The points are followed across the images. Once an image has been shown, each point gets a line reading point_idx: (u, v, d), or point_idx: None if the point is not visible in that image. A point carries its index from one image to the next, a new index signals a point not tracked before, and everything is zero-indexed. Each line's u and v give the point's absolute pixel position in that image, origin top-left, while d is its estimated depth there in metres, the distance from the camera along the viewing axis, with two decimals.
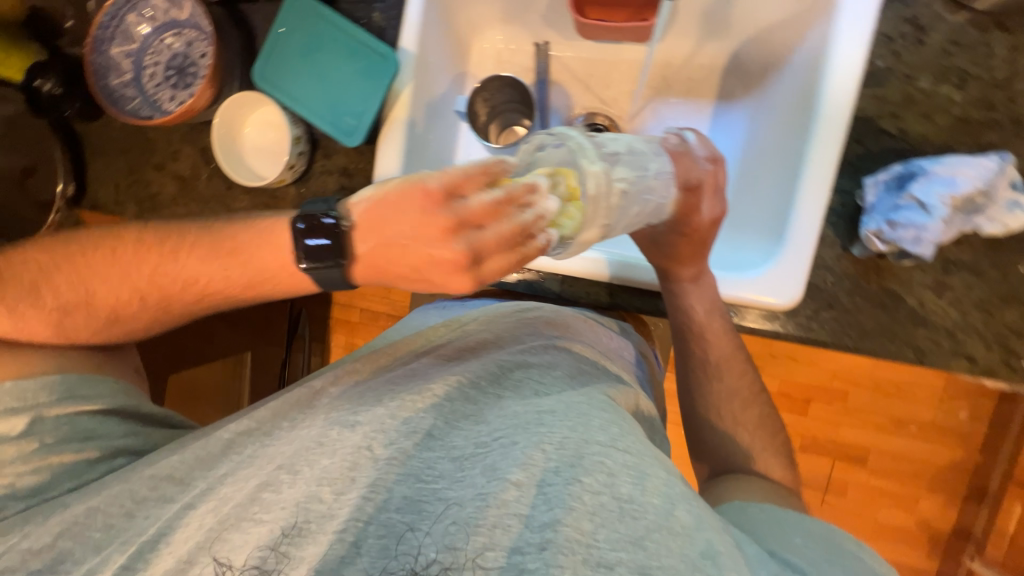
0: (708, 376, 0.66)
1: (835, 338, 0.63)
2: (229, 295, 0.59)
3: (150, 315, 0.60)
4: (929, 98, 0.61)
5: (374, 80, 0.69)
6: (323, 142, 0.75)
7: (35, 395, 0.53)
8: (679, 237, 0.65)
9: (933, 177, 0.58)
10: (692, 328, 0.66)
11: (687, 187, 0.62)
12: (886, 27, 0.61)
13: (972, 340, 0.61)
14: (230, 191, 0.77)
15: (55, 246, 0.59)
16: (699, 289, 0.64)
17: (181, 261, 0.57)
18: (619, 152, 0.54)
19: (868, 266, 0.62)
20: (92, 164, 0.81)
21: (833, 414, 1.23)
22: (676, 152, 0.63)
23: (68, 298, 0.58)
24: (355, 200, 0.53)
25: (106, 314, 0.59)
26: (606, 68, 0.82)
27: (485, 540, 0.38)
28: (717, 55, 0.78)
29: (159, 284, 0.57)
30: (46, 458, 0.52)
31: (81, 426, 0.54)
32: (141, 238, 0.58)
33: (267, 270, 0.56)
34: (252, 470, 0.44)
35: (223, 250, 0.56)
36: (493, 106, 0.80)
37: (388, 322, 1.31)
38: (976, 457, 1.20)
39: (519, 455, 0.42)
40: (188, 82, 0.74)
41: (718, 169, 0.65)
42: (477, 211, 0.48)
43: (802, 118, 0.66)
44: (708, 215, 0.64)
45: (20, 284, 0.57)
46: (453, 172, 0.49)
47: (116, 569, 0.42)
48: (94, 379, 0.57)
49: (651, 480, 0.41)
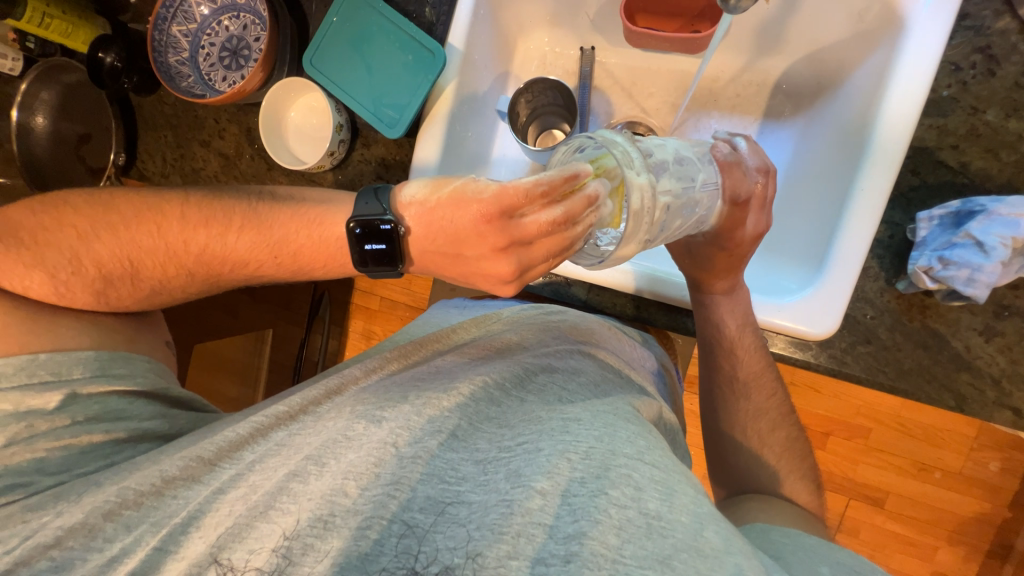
0: (735, 395, 0.64)
1: (870, 374, 0.60)
2: (270, 275, 0.63)
3: (191, 288, 0.64)
4: (996, 132, 0.58)
5: (420, 75, 0.70)
6: (364, 131, 0.76)
7: (70, 370, 0.53)
8: (718, 250, 0.62)
9: (994, 217, 0.55)
10: (722, 344, 0.64)
11: (736, 202, 0.59)
12: (955, 56, 0.59)
13: (1019, 390, 0.57)
14: (270, 172, 0.79)
15: (99, 216, 0.60)
16: (732, 301, 0.63)
17: (229, 242, 0.60)
18: (665, 161, 0.53)
19: (913, 303, 0.59)
20: (143, 136, 0.84)
21: (853, 451, 1.18)
22: (726, 163, 0.59)
23: (111, 268, 0.59)
24: (405, 201, 0.58)
25: (146, 285, 0.61)
26: (650, 78, 0.81)
27: (509, 548, 0.37)
28: (768, 72, 0.76)
29: (204, 262, 0.61)
30: (76, 436, 0.51)
31: (110, 406, 0.54)
32: (186, 215, 0.60)
33: (317, 255, 0.61)
34: (281, 459, 0.45)
35: (274, 237, 0.60)
36: (534, 108, 0.81)
37: (407, 313, 1.32)
38: (1005, 512, 1.14)
39: (544, 463, 0.42)
40: (241, 64, 0.76)
41: (770, 182, 0.62)
42: (532, 229, 0.52)
43: (855, 143, 0.63)
44: (752, 230, 0.62)
45: (63, 252, 0.58)
46: (515, 189, 0.51)
47: (149, 549, 0.42)
48: (128, 357, 0.58)
49: (678, 496, 0.40)
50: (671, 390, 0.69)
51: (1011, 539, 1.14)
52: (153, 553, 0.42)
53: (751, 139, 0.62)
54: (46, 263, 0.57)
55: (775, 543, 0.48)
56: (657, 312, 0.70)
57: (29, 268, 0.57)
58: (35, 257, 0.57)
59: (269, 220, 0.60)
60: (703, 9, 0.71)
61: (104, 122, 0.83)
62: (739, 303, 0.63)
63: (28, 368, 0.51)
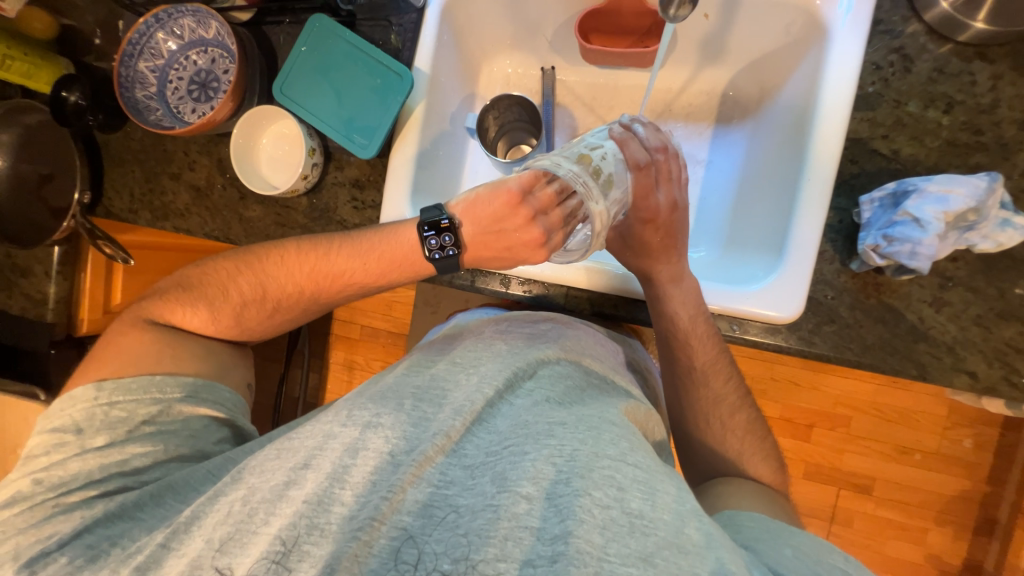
0: (695, 383, 0.65)
1: (837, 352, 0.63)
2: (371, 286, 0.65)
3: (308, 309, 0.66)
4: (919, 122, 0.64)
5: (390, 99, 0.72)
6: (336, 155, 0.77)
7: (171, 390, 0.56)
8: (642, 225, 0.65)
9: (926, 195, 0.59)
10: (677, 337, 0.64)
11: (640, 168, 0.64)
12: (875, 57, 0.65)
13: (973, 356, 0.61)
14: (243, 201, 0.79)
15: (232, 254, 0.65)
16: (681, 290, 0.64)
17: (332, 259, 0.63)
18: (612, 174, 0.62)
19: (867, 281, 0.63)
20: (108, 172, 0.83)
21: (835, 440, 1.22)
22: (621, 139, 0.64)
23: (246, 295, 0.63)
24: (454, 202, 0.64)
25: (271, 306, 0.64)
26: (609, 92, 0.86)
27: (497, 551, 0.38)
28: (715, 81, 0.82)
29: (318, 279, 0.64)
30: (157, 445, 0.53)
31: (191, 425, 0.55)
32: (297, 245, 0.64)
33: (403, 259, 0.63)
34: (279, 462, 0.44)
35: (364, 249, 0.63)
36: (502, 124, 0.84)
37: (388, 339, 1.32)
38: (985, 488, 1.18)
39: (529, 467, 0.42)
40: (211, 96, 0.77)
41: (668, 158, 0.66)
42: (544, 200, 0.61)
43: (797, 140, 0.69)
44: (665, 200, 0.65)
45: (214, 285, 0.63)
46: (526, 174, 0.61)
47: (154, 545, 0.43)
48: (217, 385, 0.59)
49: (661, 496, 0.41)
50: (649, 390, 0.67)
51: (994, 514, 1.17)
52: (155, 549, 0.42)
53: (646, 124, 0.66)
54: (206, 296, 0.63)
55: (741, 526, 0.49)
56: (634, 309, 0.71)
57: (193, 303, 0.62)
58: (198, 294, 0.63)
59: (366, 236, 0.64)
60: (650, 27, 0.77)
61: (67, 160, 0.81)
62: (688, 293, 0.64)
63: (144, 386, 0.54)
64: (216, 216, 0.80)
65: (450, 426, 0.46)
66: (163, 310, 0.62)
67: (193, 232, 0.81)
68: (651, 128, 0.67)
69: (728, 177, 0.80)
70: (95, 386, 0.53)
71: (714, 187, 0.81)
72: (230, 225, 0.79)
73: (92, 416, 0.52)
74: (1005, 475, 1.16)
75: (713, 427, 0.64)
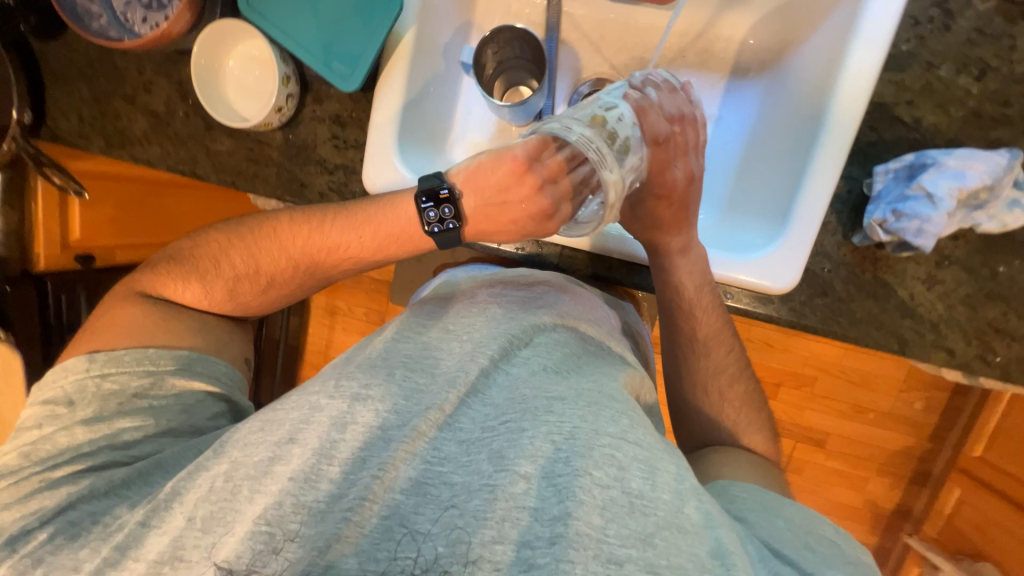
0: (696, 353, 0.66)
1: (825, 324, 0.63)
2: (366, 259, 0.64)
3: (303, 284, 0.65)
4: (948, 88, 0.60)
5: (374, 21, 0.64)
6: (315, 85, 0.69)
7: (164, 362, 0.55)
8: (655, 199, 0.63)
9: (943, 169, 0.57)
10: (681, 306, 0.65)
11: (658, 139, 0.62)
12: (915, 10, 0.60)
13: (954, 334, 0.62)
14: (209, 131, 0.71)
15: (225, 228, 0.64)
16: (688, 261, 0.63)
17: (326, 232, 0.62)
18: (628, 138, 0.59)
19: (866, 256, 0.62)
20: (48, 88, 0.73)
21: (799, 399, 1.29)
22: (638, 105, 0.61)
23: (240, 269, 0.62)
24: (455, 170, 0.61)
25: (265, 281, 0.63)
26: (619, 31, 0.77)
27: (494, 532, 0.38)
28: (737, 27, 0.74)
29: (312, 252, 0.62)
30: (148, 419, 0.52)
31: (183, 399, 0.55)
32: (290, 217, 0.63)
33: (398, 233, 0.61)
34: (263, 436, 0.44)
35: (359, 221, 0.61)
36: (501, 60, 0.76)
37: (370, 287, 1.30)
38: (927, 445, 1.28)
39: (527, 445, 0.42)
40: (163, 2, 0.66)
41: (683, 129, 0.63)
42: (552, 169, 0.58)
43: (816, 100, 0.64)
44: (682, 173, 0.63)
45: (206, 258, 0.62)
46: (533, 141, 0.58)
47: (133, 524, 0.43)
48: (212, 358, 0.58)
49: (661, 474, 0.41)
50: (641, 354, 0.68)
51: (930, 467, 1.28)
52: (135, 527, 0.43)
53: (660, 87, 0.63)
54: (198, 270, 0.62)
55: (735, 497, 0.52)
56: (629, 271, 0.69)
57: (186, 277, 0.61)
58: (190, 267, 0.62)
59: (360, 208, 0.62)
60: None
61: None
62: (697, 262, 0.63)
63: (137, 358, 0.54)
64: (179, 148, 0.72)
65: (445, 400, 0.45)
66: (155, 284, 0.61)
67: (154, 164, 0.73)
68: (666, 92, 0.64)
69: (736, 134, 0.75)
70: (87, 358, 0.53)
71: (721, 145, 0.76)
72: (196, 159, 0.72)
73: (83, 388, 0.52)
74: (946, 434, 1.26)
75: (695, 392, 0.66)
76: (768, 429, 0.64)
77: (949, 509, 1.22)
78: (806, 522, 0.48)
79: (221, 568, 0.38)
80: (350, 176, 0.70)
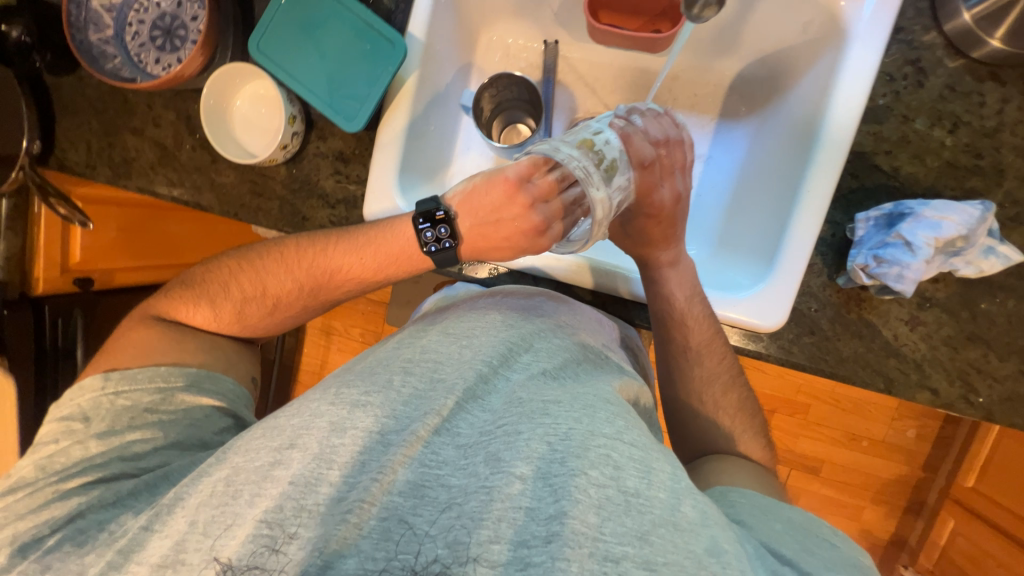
0: (690, 361, 0.66)
1: (813, 362, 0.65)
2: (368, 280, 0.65)
3: (307, 304, 0.67)
4: (923, 140, 0.63)
5: (379, 66, 0.67)
6: (320, 123, 0.72)
7: (175, 379, 0.58)
8: (645, 219, 0.65)
9: (921, 219, 0.59)
10: (674, 317, 0.65)
11: (645, 165, 0.63)
12: (890, 67, 0.63)
13: (936, 373, 0.63)
14: (215, 165, 0.73)
15: (237, 253, 0.68)
16: (679, 273, 0.66)
17: (329, 255, 0.64)
18: (615, 159, 0.60)
19: (850, 296, 0.64)
20: (59, 121, 0.75)
21: (794, 426, 1.29)
22: (623, 133, 0.63)
23: (248, 292, 0.65)
24: (449, 192, 0.63)
25: (271, 302, 0.66)
26: (612, 73, 0.81)
27: (491, 532, 0.38)
28: (723, 74, 0.78)
29: (316, 274, 0.65)
30: (158, 433, 0.55)
31: (191, 414, 0.57)
32: (296, 242, 0.66)
33: (398, 254, 0.63)
34: (264, 441, 0.45)
35: (360, 243, 0.63)
36: (499, 102, 0.79)
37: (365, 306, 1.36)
38: (919, 473, 1.28)
39: (522, 447, 0.42)
40: (177, 45, 0.70)
41: (669, 152, 0.66)
42: (544, 189, 0.60)
43: (801, 144, 0.67)
44: (670, 194, 0.65)
45: (216, 282, 0.66)
46: (523, 163, 0.60)
47: (136, 529, 0.45)
48: (220, 375, 0.61)
49: (656, 474, 0.41)
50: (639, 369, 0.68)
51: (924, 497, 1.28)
52: (139, 531, 0.44)
53: (645, 114, 0.65)
54: (208, 293, 0.65)
55: (733, 503, 0.49)
56: (622, 307, 0.70)
57: (197, 301, 0.65)
58: (201, 291, 0.66)
59: (363, 231, 0.64)
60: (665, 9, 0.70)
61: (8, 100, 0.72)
62: (685, 274, 0.66)
63: (149, 376, 0.57)
64: (184, 180, 0.74)
65: (443, 405, 0.46)
66: (169, 307, 0.65)
67: (159, 193, 0.75)
68: (651, 118, 0.66)
69: (726, 174, 0.78)
70: (103, 376, 0.56)
71: (710, 184, 0.79)
72: (201, 189, 0.74)
73: (99, 404, 0.54)
74: (939, 463, 1.27)
75: (686, 423, 0.66)
76: (762, 436, 0.65)
77: (942, 540, 1.22)
78: (803, 520, 0.46)
79: (223, 564, 0.39)
80: (351, 210, 0.72)
